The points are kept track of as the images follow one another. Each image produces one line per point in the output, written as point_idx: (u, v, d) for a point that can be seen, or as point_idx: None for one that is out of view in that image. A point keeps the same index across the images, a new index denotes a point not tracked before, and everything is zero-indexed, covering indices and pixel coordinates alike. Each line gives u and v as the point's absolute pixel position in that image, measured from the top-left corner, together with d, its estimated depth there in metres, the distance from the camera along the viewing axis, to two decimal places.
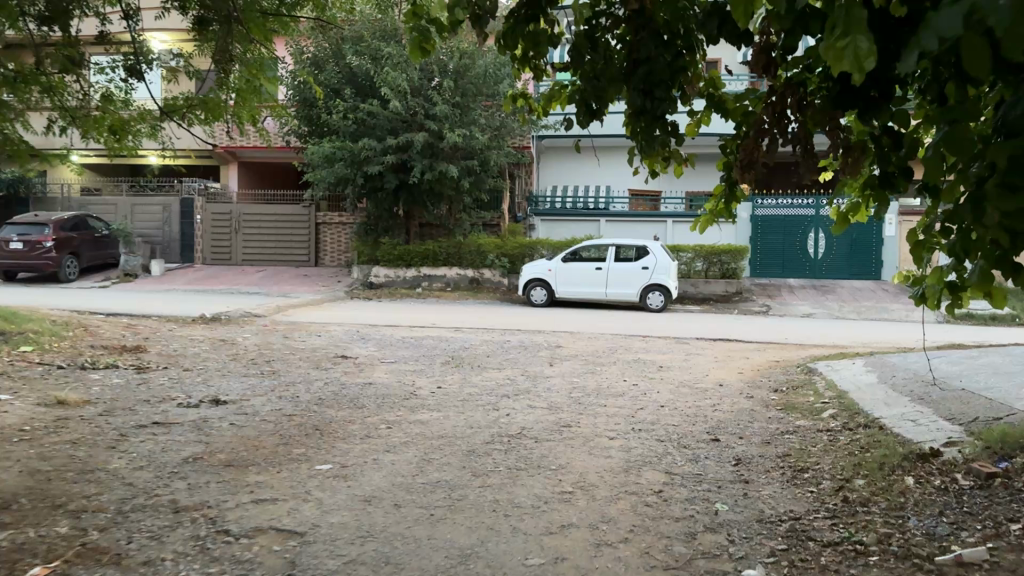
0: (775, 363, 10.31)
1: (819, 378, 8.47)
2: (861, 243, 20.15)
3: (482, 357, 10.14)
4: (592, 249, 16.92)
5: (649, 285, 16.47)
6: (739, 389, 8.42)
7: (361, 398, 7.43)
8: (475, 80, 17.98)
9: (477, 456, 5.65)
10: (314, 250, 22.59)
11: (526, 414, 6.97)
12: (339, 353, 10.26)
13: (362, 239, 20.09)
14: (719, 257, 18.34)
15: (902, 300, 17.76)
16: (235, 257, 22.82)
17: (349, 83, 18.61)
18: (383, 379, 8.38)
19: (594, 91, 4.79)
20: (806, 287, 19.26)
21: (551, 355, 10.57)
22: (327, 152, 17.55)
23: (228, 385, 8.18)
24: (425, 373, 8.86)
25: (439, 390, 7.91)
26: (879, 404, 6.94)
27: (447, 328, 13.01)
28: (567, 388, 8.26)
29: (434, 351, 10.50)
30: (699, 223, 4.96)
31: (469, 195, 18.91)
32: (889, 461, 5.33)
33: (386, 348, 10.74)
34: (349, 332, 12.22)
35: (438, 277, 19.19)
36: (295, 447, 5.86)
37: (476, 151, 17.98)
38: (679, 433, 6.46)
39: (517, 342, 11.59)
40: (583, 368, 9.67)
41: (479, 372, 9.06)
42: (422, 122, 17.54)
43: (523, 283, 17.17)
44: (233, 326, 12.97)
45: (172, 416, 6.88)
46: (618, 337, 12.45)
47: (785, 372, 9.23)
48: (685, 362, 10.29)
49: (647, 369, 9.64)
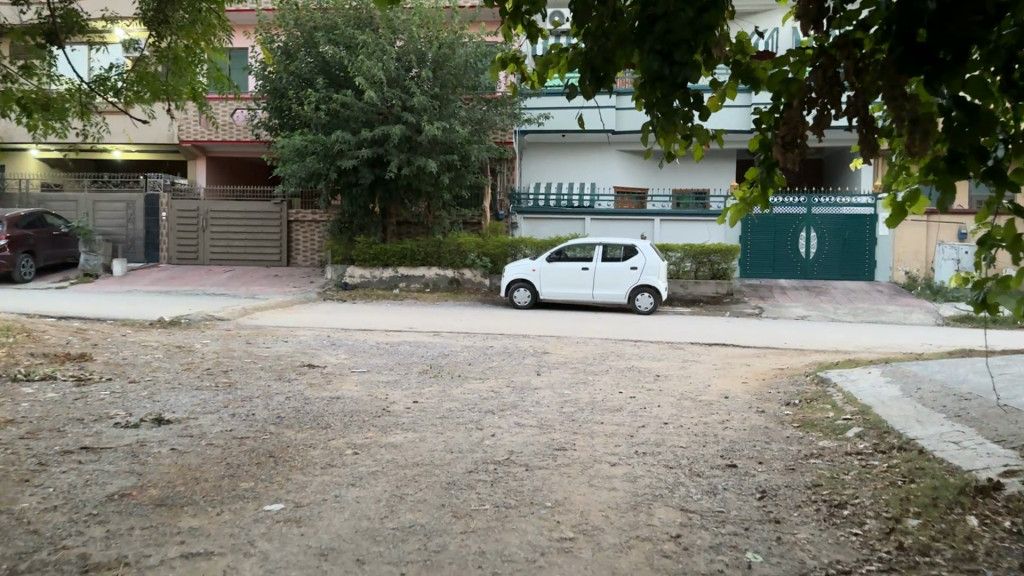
0: (780, 371, 9.53)
1: (835, 390, 7.70)
2: (854, 243, 19.50)
3: (464, 366, 9.27)
4: (578, 248, 16.11)
5: (638, 286, 15.69)
6: (747, 401, 7.63)
7: (325, 416, 6.55)
8: (455, 71, 17.12)
9: (458, 490, 4.79)
10: (286, 249, 21.62)
11: (514, 435, 6.12)
12: (306, 362, 9.34)
13: (337, 237, 19.13)
14: (709, 257, 17.60)
15: (899, 301, 17.09)
16: (202, 256, 21.80)
17: (321, 73, 17.61)
18: (353, 392, 7.51)
19: (602, 52, 3.99)
20: (798, 288, 18.56)
21: (538, 363, 9.73)
22: (299, 145, 16.56)
23: (177, 401, 7.26)
24: (400, 385, 7.99)
25: (415, 404, 7.05)
26: (911, 422, 6.17)
27: (426, 333, 12.14)
28: (558, 402, 7.42)
29: (411, 359, 9.61)
30: (730, 214, 4.16)
31: (450, 192, 17.99)
32: (942, 496, 4.52)
33: (359, 355, 9.84)
34: (318, 338, 11.32)
35: (416, 278, 18.32)
36: (242, 481, 4.98)
37: (456, 145, 17.09)
38: (689, 456, 5.65)
39: (501, 348, 10.74)
40: (573, 377, 8.82)
41: (460, 383, 8.20)
42: (399, 115, 16.59)
43: (505, 284, 16.32)
44: (193, 330, 12.01)
45: (105, 439, 5.96)
46: (607, 342, 11.64)
47: (794, 383, 8.44)
48: (683, 370, 9.48)
49: (644, 379, 8.83)
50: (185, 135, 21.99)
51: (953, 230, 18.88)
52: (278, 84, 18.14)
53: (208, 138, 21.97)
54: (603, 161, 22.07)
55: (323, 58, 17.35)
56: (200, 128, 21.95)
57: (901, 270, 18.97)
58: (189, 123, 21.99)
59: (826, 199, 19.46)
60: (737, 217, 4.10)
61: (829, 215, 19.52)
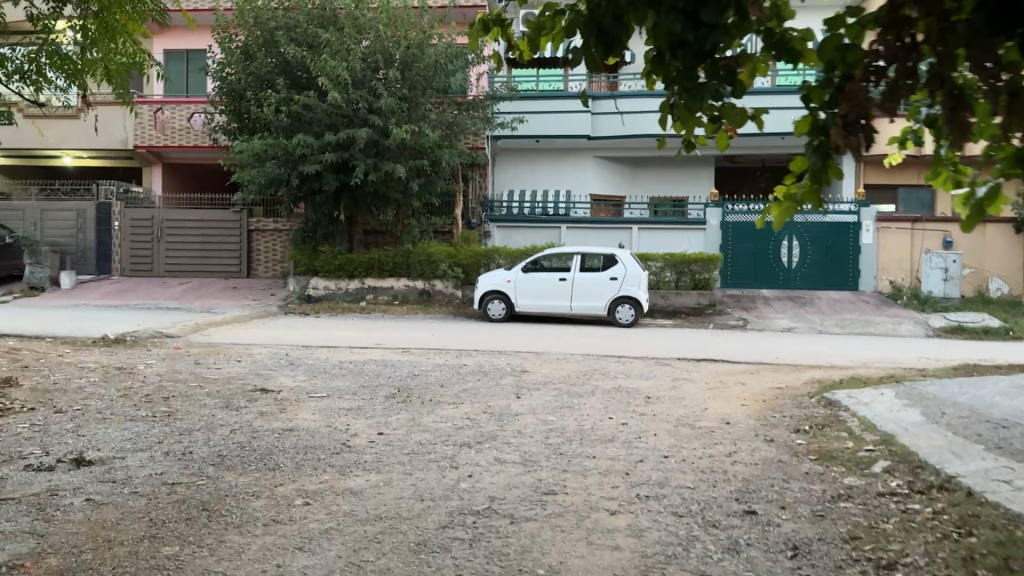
0: (779, 391, 8.78)
1: (849, 414, 6.94)
2: (837, 251, 18.94)
3: (436, 388, 8.40)
4: (555, 257, 15.31)
5: (618, 297, 14.95)
6: (751, 428, 6.86)
7: (275, 455, 5.66)
8: (425, 71, 16.28)
9: (430, 554, 3.92)
10: (246, 260, 20.58)
11: (493, 475, 5.27)
12: (258, 385, 8.41)
13: (300, 247, 18.16)
14: (689, 266, 16.88)
15: (886, 312, 16.51)
16: (157, 268, 20.68)
17: (283, 74, 16.71)
18: (309, 423, 6.61)
19: (610, 11, 3.19)
20: (782, 299, 17.93)
21: (516, 384, 8.87)
22: (258, 149, 15.60)
23: (106, 435, 6.31)
24: (363, 413, 7.08)
25: (380, 437, 6.17)
26: (946, 455, 5.45)
27: (394, 349, 11.26)
28: (542, 431, 6.58)
29: (378, 381, 8.72)
30: (773, 214, 3.40)
31: (419, 200, 17.14)
32: (1015, 557, 3.76)
33: (321, 377, 8.94)
34: (275, 356, 10.40)
35: (384, 290, 17.39)
36: (167, 544, 4.07)
37: (426, 150, 16.25)
38: (700, 501, 4.86)
39: (474, 367, 9.90)
40: (557, 400, 7.99)
41: (431, 409, 7.32)
42: (366, 117, 15.72)
43: (478, 296, 15.51)
44: (138, 349, 11.02)
45: (10, 487, 5.01)
46: (589, 359, 10.85)
47: (799, 405, 7.70)
48: (674, 391, 8.70)
49: (634, 402, 8.02)
50: (139, 141, 21.03)
51: (940, 237, 18.51)
52: (236, 86, 17.18)
53: (164, 144, 20.96)
54: (579, 168, 21.34)
55: (284, 57, 16.47)
56: (156, 134, 20.98)
57: (885, 279, 18.68)
58: (144, 129, 21.05)
59: None
60: (782, 217, 3.33)
61: (810, 224, 18.95)
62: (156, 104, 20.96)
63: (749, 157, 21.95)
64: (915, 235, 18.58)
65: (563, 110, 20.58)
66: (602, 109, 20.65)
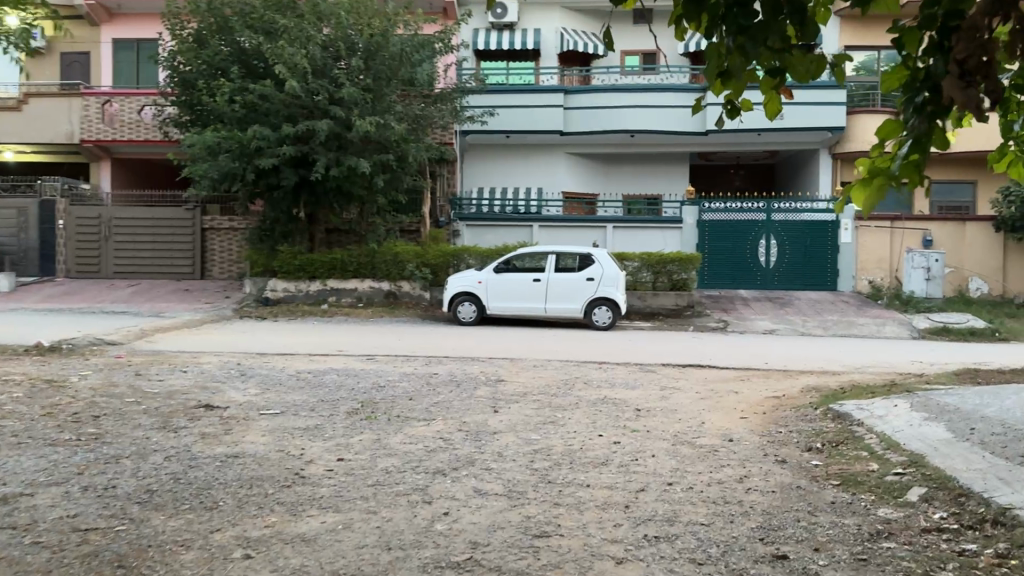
0: (778, 400, 8.09)
1: (864, 430, 6.24)
2: (815, 251, 18.41)
3: (404, 402, 7.57)
4: (527, 257, 14.52)
5: (594, 299, 14.24)
6: (758, 446, 6.13)
7: (212, 491, 4.79)
8: (390, 61, 15.40)
9: None
10: (200, 261, 19.47)
11: (474, 513, 4.46)
12: (203, 401, 7.50)
13: (256, 247, 17.11)
14: (666, 266, 16.22)
15: (868, 313, 15.98)
16: (105, 269, 19.50)
17: (238, 63, 15.73)
18: (258, 449, 5.75)
19: None
20: (761, 299, 17.36)
21: (492, 396, 8.08)
22: (211, 142, 14.57)
23: (16, 465, 5.39)
24: (321, 433, 6.21)
25: (341, 465, 5.34)
26: (992, 480, 4.76)
27: (358, 356, 10.39)
28: (525, 453, 5.78)
29: (339, 394, 7.86)
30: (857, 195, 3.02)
31: (384, 197, 16.26)
32: None
33: (275, 390, 8.04)
34: (225, 366, 9.47)
35: (347, 292, 16.42)
36: None
37: (391, 144, 15.34)
38: (718, 543, 4.11)
39: (445, 376, 9.08)
40: (538, 414, 7.20)
41: (399, 428, 6.49)
42: (326, 108, 14.84)
43: (448, 298, 14.67)
44: (74, 359, 10.02)
45: None
46: (569, 365, 10.10)
47: (805, 418, 6.99)
48: (666, 402, 7.95)
49: (623, 415, 7.26)
50: (86, 135, 19.86)
51: (918, 236, 18.15)
52: (189, 76, 16.12)
53: (112, 138, 19.83)
54: (550, 164, 20.65)
55: (238, 45, 15.52)
56: (104, 127, 19.83)
57: (864, 279, 18.20)
58: (92, 122, 19.89)
59: (786, 205, 18.27)
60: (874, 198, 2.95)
61: (788, 221, 18.38)
62: (104, 96, 19.83)
63: (724, 154, 21.45)
64: (895, 233, 18.12)
65: (535, 104, 19.78)
66: (575, 103, 19.91)
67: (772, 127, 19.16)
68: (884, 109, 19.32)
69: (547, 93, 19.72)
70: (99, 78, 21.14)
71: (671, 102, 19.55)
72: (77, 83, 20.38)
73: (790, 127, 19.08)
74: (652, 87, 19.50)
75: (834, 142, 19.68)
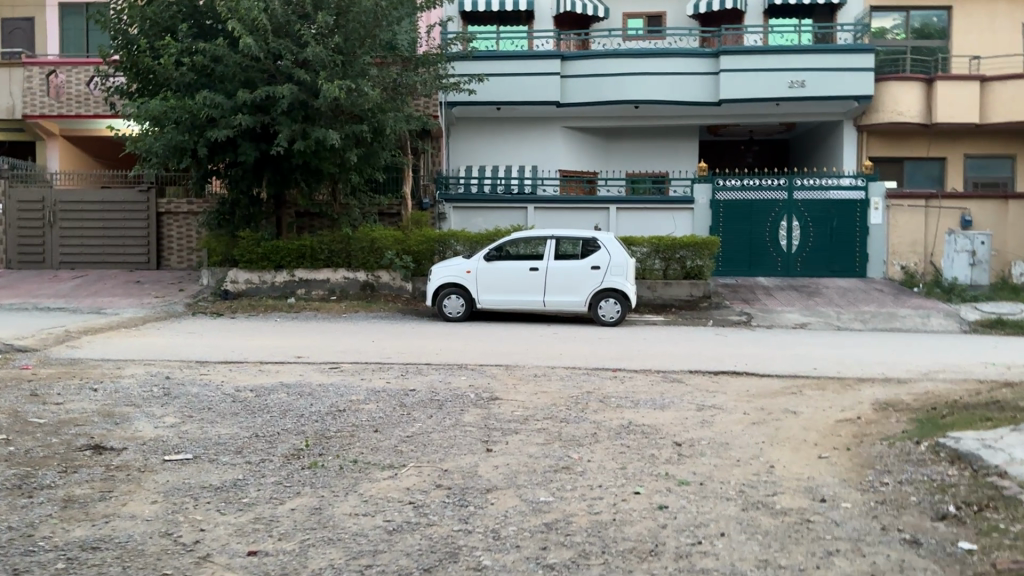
0: (857, 425, 6.22)
1: (1015, 486, 4.37)
2: (843, 233, 16.58)
3: (367, 436, 5.68)
4: (522, 243, 12.59)
5: (600, 290, 12.39)
6: (866, 512, 4.28)
7: None
8: (364, 17, 13.30)
9: None
10: (155, 249, 17.49)
11: None
12: (96, 440, 5.56)
13: (215, 232, 15.13)
14: (678, 253, 14.36)
15: (908, 303, 14.14)
16: (50, 259, 17.45)
17: (190, 23, 13.75)
18: (134, 534, 3.82)
19: None
20: (784, 288, 15.50)
21: (483, 423, 6.20)
22: (156, 111, 12.58)
23: None
24: (239, 499, 4.30)
25: (251, 569, 3.44)
26: None
27: (319, 366, 8.49)
28: (535, 532, 3.89)
29: (281, 425, 5.92)
30: None
31: (359, 174, 14.29)
32: None
33: (198, 420, 6.11)
34: (147, 382, 7.53)
35: (318, 283, 14.48)
36: None
37: (366, 113, 13.35)
38: None
39: (423, 394, 7.16)
40: (546, 455, 5.31)
41: (351, 485, 4.58)
42: (289, 72, 12.86)
43: (432, 290, 12.73)
44: None
45: None
46: (577, 375, 8.24)
47: (911, 460, 5.13)
48: (712, 431, 6.05)
49: (661, 455, 5.36)
50: (29, 110, 17.84)
51: (957, 216, 16.27)
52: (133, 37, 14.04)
53: (58, 113, 17.85)
54: (546, 140, 18.76)
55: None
56: (48, 100, 17.81)
57: (896, 264, 16.36)
58: (34, 94, 17.86)
59: (809, 181, 16.50)
60: None
61: (812, 200, 16.55)
62: (48, 66, 17.80)
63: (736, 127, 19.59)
64: (930, 213, 16.26)
65: (528, 71, 17.80)
66: (572, 71, 17.96)
67: (792, 96, 17.28)
68: (914, 76, 17.44)
69: (543, 60, 17.76)
70: (44, 47, 19.08)
71: (678, 69, 17.62)
72: (18, 52, 18.36)
73: (811, 95, 17.20)
74: (658, 52, 17.57)
75: (859, 114, 17.85)
